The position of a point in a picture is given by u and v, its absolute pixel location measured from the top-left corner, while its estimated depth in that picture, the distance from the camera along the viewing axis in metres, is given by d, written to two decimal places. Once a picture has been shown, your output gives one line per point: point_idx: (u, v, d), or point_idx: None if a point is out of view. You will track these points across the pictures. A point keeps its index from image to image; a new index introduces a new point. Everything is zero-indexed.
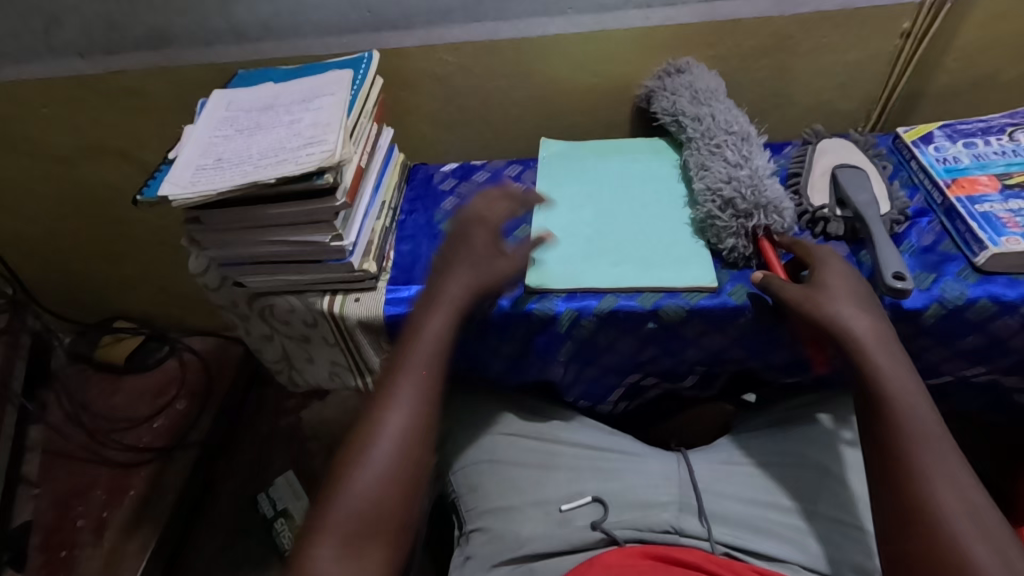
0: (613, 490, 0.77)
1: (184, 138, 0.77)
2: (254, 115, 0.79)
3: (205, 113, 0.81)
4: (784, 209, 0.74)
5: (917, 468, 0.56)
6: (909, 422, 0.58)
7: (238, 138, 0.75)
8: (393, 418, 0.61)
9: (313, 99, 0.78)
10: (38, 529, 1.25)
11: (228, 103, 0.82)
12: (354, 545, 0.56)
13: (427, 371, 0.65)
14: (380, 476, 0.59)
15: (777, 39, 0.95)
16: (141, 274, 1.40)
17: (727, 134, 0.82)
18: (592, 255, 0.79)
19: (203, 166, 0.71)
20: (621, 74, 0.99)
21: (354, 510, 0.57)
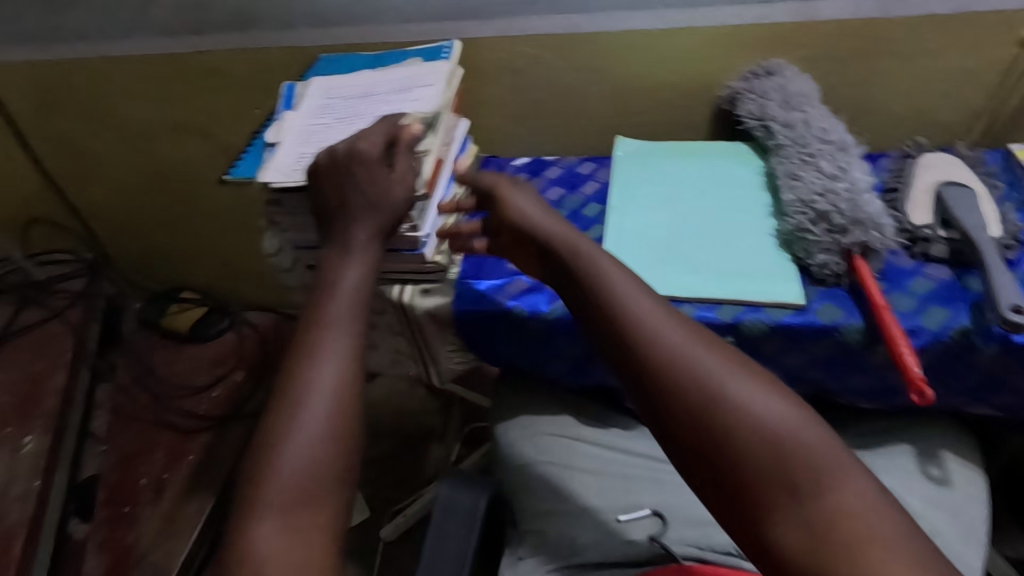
0: (673, 506, 0.73)
1: (282, 124, 0.78)
2: (350, 102, 0.80)
3: (301, 99, 0.82)
4: (884, 226, 0.69)
5: (657, 347, 0.51)
6: (636, 307, 0.54)
7: (336, 126, 0.76)
8: (317, 371, 0.51)
9: (411, 88, 0.79)
10: (104, 484, 1.31)
11: (323, 88, 0.83)
12: (294, 525, 0.45)
13: (352, 321, 0.55)
14: (313, 444, 0.48)
15: (879, 43, 0.89)
16: (208, 248, 1.45)
17: (822, 143, 0.78)
18: (671, 262, 0.76)
19: (305, 156, 0.74)
20: (704, 73, 0.95)
21: (283, 486, 0.46)
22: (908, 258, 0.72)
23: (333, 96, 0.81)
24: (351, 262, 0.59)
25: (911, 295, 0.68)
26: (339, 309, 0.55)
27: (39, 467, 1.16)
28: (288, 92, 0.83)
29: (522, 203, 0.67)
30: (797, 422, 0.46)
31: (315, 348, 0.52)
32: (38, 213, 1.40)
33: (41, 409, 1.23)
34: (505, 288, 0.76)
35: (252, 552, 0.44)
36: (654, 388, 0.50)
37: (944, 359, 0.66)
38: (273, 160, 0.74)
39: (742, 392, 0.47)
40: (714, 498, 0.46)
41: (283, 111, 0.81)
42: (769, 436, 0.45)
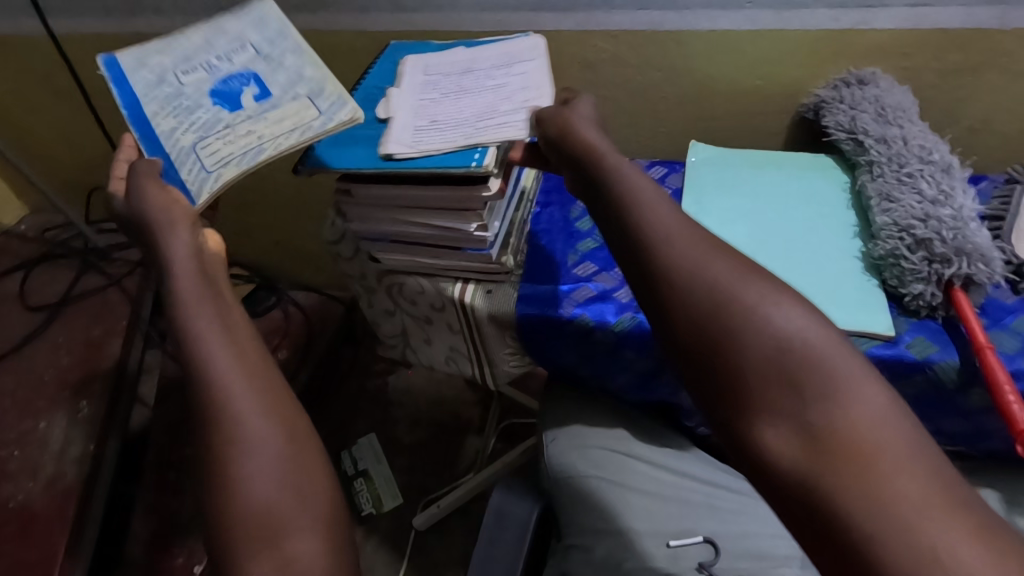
0: (728, 535, 0.71)
1: (162, 112, 0.68)
2: (219, 60, 0.72)
3: (156, 75, 0.70)
4: (992, 259, 0.64)
5: (673, 265, 0.50)
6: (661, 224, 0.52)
7: (229, 95, 0.69)
8: (227, 395, 0.51)
9: (285, 28, 0.74)
10: (153, 449, 1.35)
11: (176, 53, 0.72)
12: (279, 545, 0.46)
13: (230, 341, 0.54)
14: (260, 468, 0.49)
15: (989, 55, 0.83)
16: (262, 225, 1.45)
17: (924, 163, 0.73)
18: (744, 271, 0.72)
19: (220, 142, 0.66)
20: (791, 78, 0.90)
21: (246, 525, 0.47)
22: (1011, 294, 0.67)
23: (196, 60, 0.72)
24: (212, 299, 0.57)
25: (1013, 335, 0.64)
26: (216, 339, 0.54)
27: (94, 430, 1.21)
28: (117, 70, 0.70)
29: (584, 129, 0.61)
30: (814, 344, 0.44)
31: (220, 374, 0.52)
32: (101, 180, 1.43)
33: (98, 374, 1.28)
34: (571, 295, 0.74)
35: None
36: (666, 306, 0.49)
37: None
38: (191, 163, 0.65)
39: (759, 313, 0.46)
40: (723, 422, 0.45)
41: (149, 96, 0.69)
42: (781, 355, 0.44)
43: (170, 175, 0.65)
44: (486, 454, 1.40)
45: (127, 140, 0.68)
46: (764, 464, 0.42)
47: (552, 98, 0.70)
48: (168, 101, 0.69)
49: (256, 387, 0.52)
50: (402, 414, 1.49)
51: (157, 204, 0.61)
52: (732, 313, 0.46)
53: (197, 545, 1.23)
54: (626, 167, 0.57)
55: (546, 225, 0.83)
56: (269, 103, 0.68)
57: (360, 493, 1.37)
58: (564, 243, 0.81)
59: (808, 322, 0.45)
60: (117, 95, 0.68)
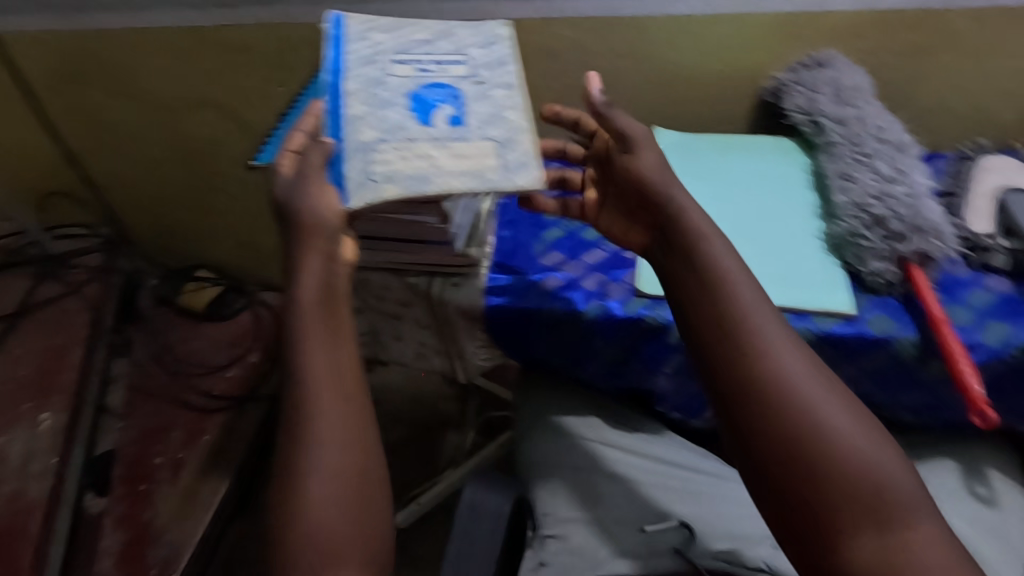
0: (702, 518, 0.71)
1: (356, 95, 0.66)
2: (434, 64, 0.70)
3: (371, 52, 0.70)
4: (944, 234, 0.66)
5: (747, 337, 0.48)
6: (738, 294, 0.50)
7: (428, 105, 0.67)
8: (320, 421, 0.48)
9: (507, 60, 0.71)
10: (120, 460, 1.31)
11: (396, 38, 0.71)
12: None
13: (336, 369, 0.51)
14: (326, 506, 0.46)
15: (940, 36, 0.84)
16: (227, 226, 1.41)
17: (879, 142, 0.74)
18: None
19: (393, 154, 0.63)
20: (752, 63, 0.91)
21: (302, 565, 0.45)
22: (966, 267, 0.68)
23: (412, 54, 0.70)
24: (323, 317, 0.53)
25: (968, 308, 0.65)
26: (317, 365, 0.50)
27: (57, 444, 1.16)
28: (338, 32, 0.71)
29: (649, 160, 0.61)
30: (872, 439, 0.44)
31: (313, 403, 0.49)
32: (56, 185, 1.38)
33: (60, 385, 1.23)
34: (538, 284, 0.74)
35: None
36: (725, 356, 0.48)
37: (1002, 379, 0.63)
38: (359, 162, 0.62)
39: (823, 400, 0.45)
40: (777, 506, 0.44)
41: (356, 73, 0.68)
42: (845, 447, 0.43)
43: (336, 164, 0.63)
44: (465, 449, 1.40)
45: (315, 108, 0.65)
46: (793, 524, 0.43)
47: None
48: (365, 85, 0.68)
49: (347, 418, 0.49)
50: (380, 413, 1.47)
51: (313, 193, 0.58)
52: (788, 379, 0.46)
53: (171, 555, 1.20)
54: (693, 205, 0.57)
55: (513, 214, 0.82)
56: (464, 132, 0.65)
57: None
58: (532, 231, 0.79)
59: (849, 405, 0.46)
60: (328, 56, 0.69)
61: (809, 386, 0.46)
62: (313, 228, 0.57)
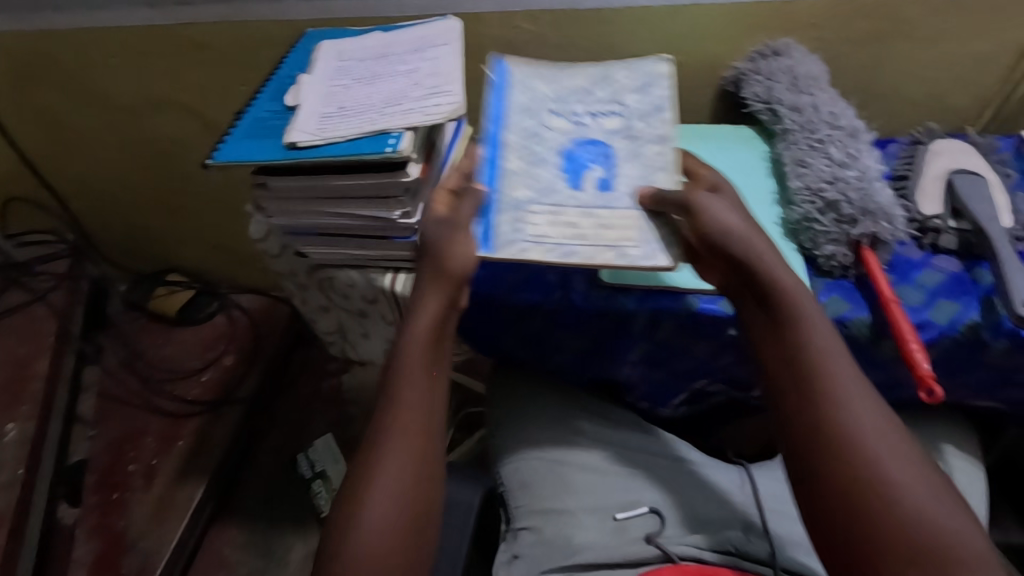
0: (672, 504, 0.72)
1: (516, 151, 0.71)
2: (590, 116, 0.73)
3: (530, 102, 0.74)
4: (894, 217, 0.68)
5: (828, 392, 0.53)
6: (826, 351, 0.55)
7: (580, 165, 0.70)
8: (393, 446, 0.55)
9: (664, 108, 0.72)
10: (94, 469, 1.29)
11: (555, 88, 0.75)
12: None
13: (425, 411, 0.57)
14: (383, 518, 0.52)
15: (893, 23, 0.86)
16: (196, 229, 1.39)
17: (832, 129, 0.75)
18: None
19: (544, 216, 0.67)
20: (712, 53, 0.92)
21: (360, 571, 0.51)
22: (916, 249, 0.70)
23: (570, 105, 0.74)
24: (429, 360, 0.59)
25: (918, 288, 0.66)
26: (407, 399, 0.57)
27: (24, 455, 1.14)
28: (501, 79, 0.75)
29: (735, 220, 0.60)
30: (932, 499, 0.49)
31: (390, 431, 0.56)
32: (18, 191, 1.35)
33: (27, 395, 1.21)
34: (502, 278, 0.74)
35: None
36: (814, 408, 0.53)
37: (952, 355, 0.65)
38: (513, 219, 0.67)
39: (891, 458, 0.50)
40: (835, 538, 0.50)
41: (516, 126, 0.73)
42: (908, 505, 0.48)
43: (487, 216, 0.67)
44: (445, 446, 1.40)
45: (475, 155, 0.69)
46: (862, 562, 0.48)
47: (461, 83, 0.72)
48: (524, 139, 0.72)
49: (422, 451, 0.56)
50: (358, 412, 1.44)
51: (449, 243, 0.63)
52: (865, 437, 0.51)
53: (147, 563, 1.19)
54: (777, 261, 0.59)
55: None
56: (611, 198, 0.67)
57: (319, 496, 1.26)
58: None
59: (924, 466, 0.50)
60: (488, 104, 0.73)
61: (884, 445, 0.51)
62: (453, 273, 0.62)
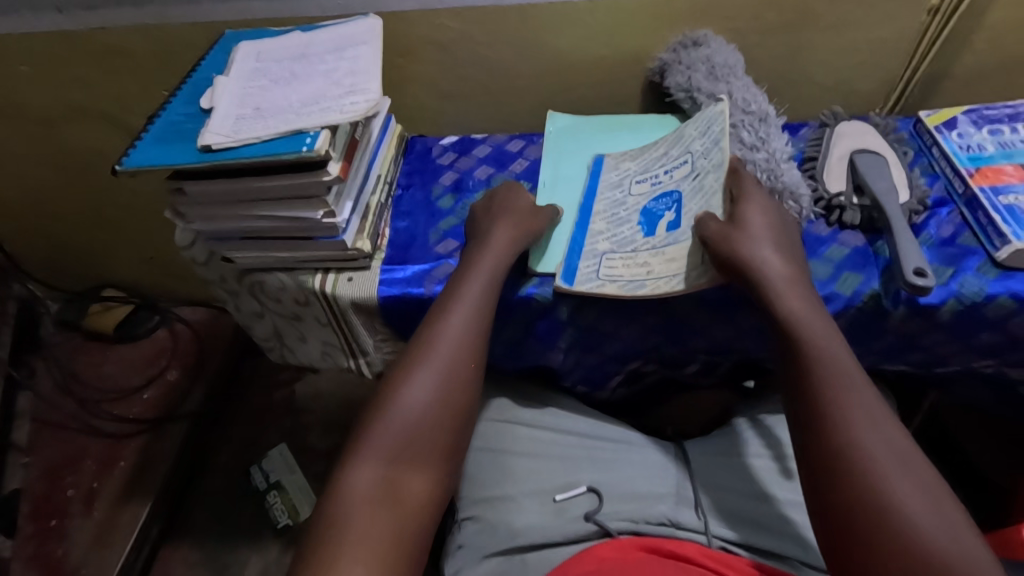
0: (610, 481, 0.73)
1: (602, 215, 0.77)
2: (665, 173, 0.76)
3: (620, 178, 0.80)
4: (800, 195, 0.71)
5: (835, 402, 0.54)
6: (819, 341, 0.58)
7: (655, 216, 0.73)
8: (443, 349, 0.62)
9: (721, 139, 0.71)
10: (29, 497, 1.24)
11: (642, 162, 0.80)
12: (391, 478, 0.54)
13: (475, 338, 0.64)
14: (422, 402, 0.59)
15: (799, 13, 0.90)
16: (128, 242, 1.34)
17: (745, 114, 0.79)
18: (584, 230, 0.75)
19: (621, 263, 0.70)
20: (633, 45, 0.94)
21: (392, 441, 0.57)
22: (825, 226, 0.74)
23: (651, 170, 0.78)
24: (483, 293, 0.66)
25: (826, 263, 0.70)
26: (456, 317, 0.64)
27: None
28: (598, 166, 0.83)
29: (764, 253, 0.62)
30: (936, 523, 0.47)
31: (441, 337, 0.63)
32: None
33: None
34: (431, 273, 0.75)
35: (353, 483, 0.54)
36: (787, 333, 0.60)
37: (858, 323, 0.69)
38: (592, 265, 0.71)
39: (896, 476, 0.49)
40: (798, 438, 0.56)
41: (603, 196, 0.79)
42: (905, 526, 0.47)
43: (570, 263, 0.72)
44: None
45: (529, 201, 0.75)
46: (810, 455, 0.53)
47: (380, 81, 0.71)
48: (610, 206, 0.77)
49: (467, 361, 0.63)
50: (313, 420, 1.37)
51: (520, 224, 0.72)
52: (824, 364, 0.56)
53: None
54: (794, 293, 0.61)
55: (408, 207, 0.84)
56: (680, 236, 0.69)
57: (275, 508, 1.24)
58: (426, 224, 0.81)
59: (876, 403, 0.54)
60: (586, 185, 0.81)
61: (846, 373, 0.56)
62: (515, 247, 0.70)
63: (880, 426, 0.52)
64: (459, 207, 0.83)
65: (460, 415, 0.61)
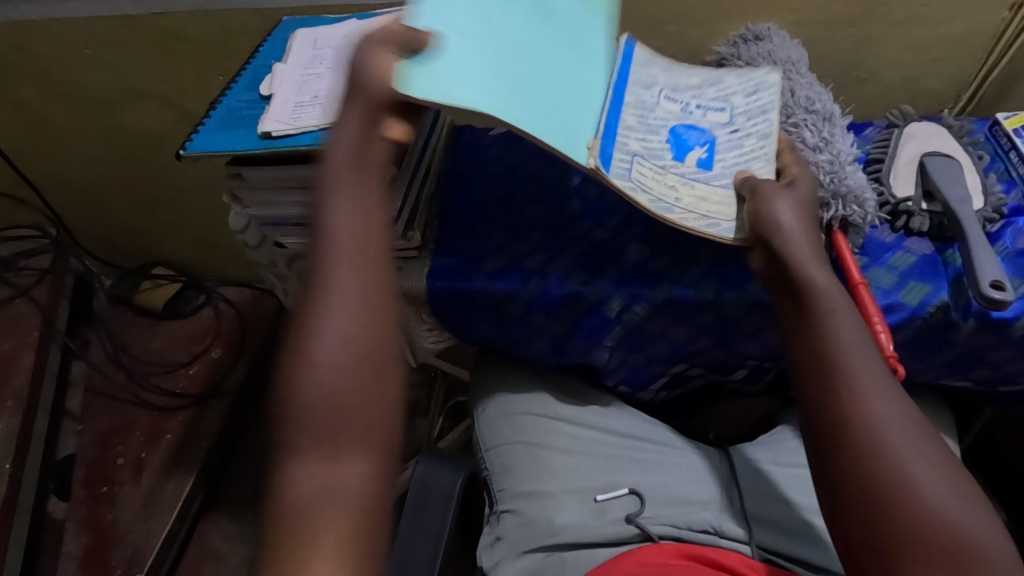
0: (651, 484, 0.72)
1: (632, 110, 0.73)
2: (699, 108, 0.76)
3: (649, 83, 0.77)
4: (865, 200, 0.68)
5: (852, 400, 0.50)
6: (845, 337, 0.53)
7: (684, 144, 0.72)
8: (329, 289, 0.44)
9: (770, 108, 0.74)
10: (81, 463, 1.30)
11: (671, 80, 0.78)
12: (332, 461, 0.40)
13: (361, 240, 0.46)
14: (332, 367, 0.42)
15: (869, 6, 0.86)
16: (177, 221, 1.38)
17: (807, 113, 0.75)
18: (473, 50, 0.59)
19: (649, 173, 0.69)
20: (690, 39, 0.92)
21: (308, 428, 0.41)
22: (889, 232, 0.71)
23: (681, 96, 0.77)
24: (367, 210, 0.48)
25: (890, 270, 0.68)
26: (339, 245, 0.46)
27: (10, 449, 1.15)
28: (628, 56, 0.78)
29: (790, 230, 0.61)
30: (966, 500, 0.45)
31: (331, 277, 0.45)
32: None
33: (10, 389, 1.21)
34: (481, 265, 0.75)
35: (289, 494, 0.39)
36: (807, 326, 0.56)
37: (922, 335, 0.66)
38: (626, 162, 0.68)
39: (911, 459, 0.47)
40: (815, 438, 0.51)
41: (631, 92, 0.75)
42: (918, 504, 0.45)
43: (607, 148, 0.68)
44: (433, 436, 1.31)
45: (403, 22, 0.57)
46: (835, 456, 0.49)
47: None
48: (638, 105, 0.74)
49: (369, 297, 0.44)
50: None
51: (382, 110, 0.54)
52: (844, 357, 0.52)
53: (135, 555, 1.19)
54: (817, 265, 0.58)
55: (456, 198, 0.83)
56: (709, 179, 0.69)
57: None
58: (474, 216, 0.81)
59: (899, 399, 0.50)
60: (618, 68, 0.76)
61: (866, 368, 0.52)
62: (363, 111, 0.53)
63: (897, 402, 0.49)
64: None
65: (388, 371, 0.43)
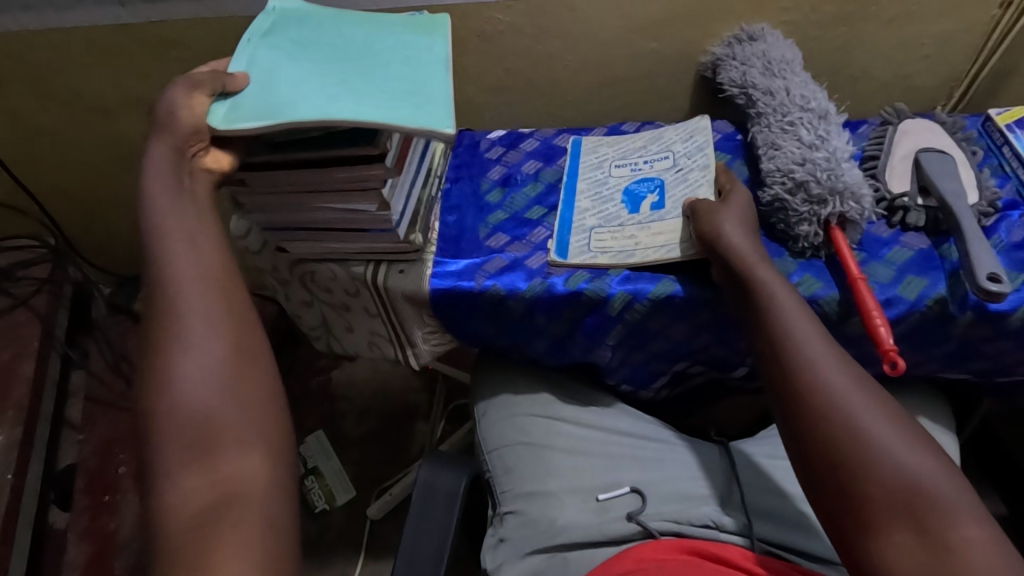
0: (650, 481, 0.72)
1: (586, 194, 0.80)
2: (645, 164, 0.82)
3: (598, 161, 0.84)
4: (863, 196, 0.69)
5: (807, 381, 0.52)
6: (793, 326, 0.56)
7: (637, 197, 0.78)
8: (174, 317, 0.48)
9: (705, 145, 0.79)
10: (83, 472, 1.29)
11: (619, 149, 0.85)
12: (209, 467, 0.43)
13: (199, 273, 0.50)
14: (191, 389, 0.45)
15: (861, 5, 0.87)
16: None
17: (803, 111, 0.77)
18: (288, 89, 0.63)
19: (608, 237, 0.75)
20: (685, 40, 0.92)
21: (177, 441, 0.44)
22: (887, 227, 0.72)
23: (630, 159, 0.83)
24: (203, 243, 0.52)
25: (888, 265, 0.68)
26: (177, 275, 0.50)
27: (12, 459, 1.15)
28: (576, 148, 0.86)
29: (732, 232, 0.64)
30: (936, 474, 0.45)
31: (176, 311, 0.48)
32: None
33: (10, 400, 1.21)
34: (483, 267, 0.75)
35: (168, 503, 0.42)
36: (758, 320, 0.59)
37: (922, 327, 0.67)
38: (583, 238, 0.75)
39: (875, 427, 0.48)
40: (787, 425, 0.52)
41: (584, 176, 0.83)
42: (886, 465, 0.46)
43: (563, 234, 0.76)
44: (434, 438, 1.30)
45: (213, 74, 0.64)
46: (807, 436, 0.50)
47: None
48: (592, 187, 0.81)
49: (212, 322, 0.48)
50: (349, 408, 1.38)
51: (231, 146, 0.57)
52: (796, 342, 0.55)
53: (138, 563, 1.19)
54: (761, 262, 0.61)
55: (457, 200, 0.83)
56: (664, 216, 0.74)
57: (311, 492, 1.26)
58: (475, 218, 0.82)
59: (854, 375, 0.52)
60: (567, 165, 0.85)
61: (816, 350, 0.54)
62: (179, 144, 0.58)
63: (848, 376, 0.51)
64: (506, 202, 0.83)
65: (247, 379, 0.47)
